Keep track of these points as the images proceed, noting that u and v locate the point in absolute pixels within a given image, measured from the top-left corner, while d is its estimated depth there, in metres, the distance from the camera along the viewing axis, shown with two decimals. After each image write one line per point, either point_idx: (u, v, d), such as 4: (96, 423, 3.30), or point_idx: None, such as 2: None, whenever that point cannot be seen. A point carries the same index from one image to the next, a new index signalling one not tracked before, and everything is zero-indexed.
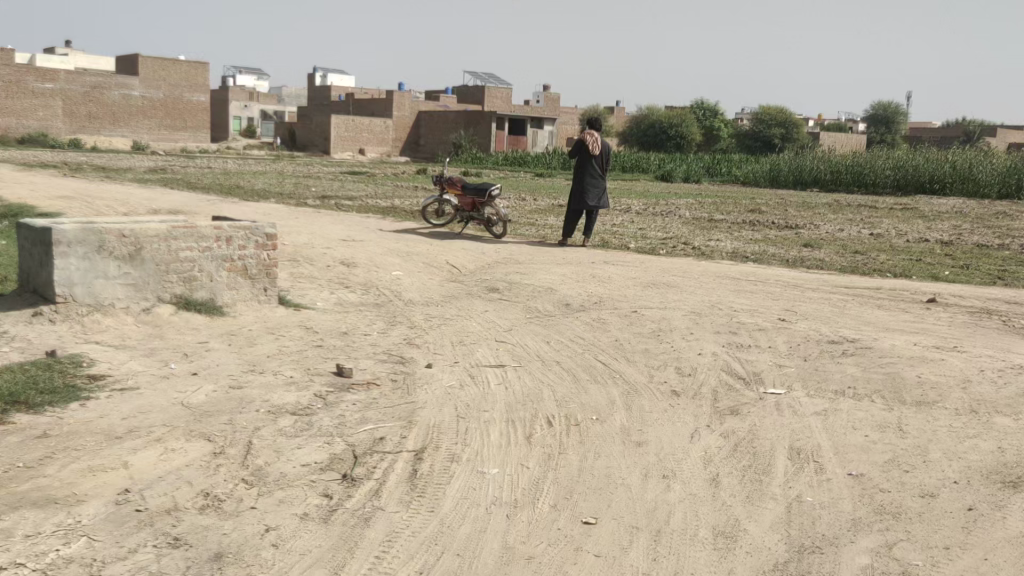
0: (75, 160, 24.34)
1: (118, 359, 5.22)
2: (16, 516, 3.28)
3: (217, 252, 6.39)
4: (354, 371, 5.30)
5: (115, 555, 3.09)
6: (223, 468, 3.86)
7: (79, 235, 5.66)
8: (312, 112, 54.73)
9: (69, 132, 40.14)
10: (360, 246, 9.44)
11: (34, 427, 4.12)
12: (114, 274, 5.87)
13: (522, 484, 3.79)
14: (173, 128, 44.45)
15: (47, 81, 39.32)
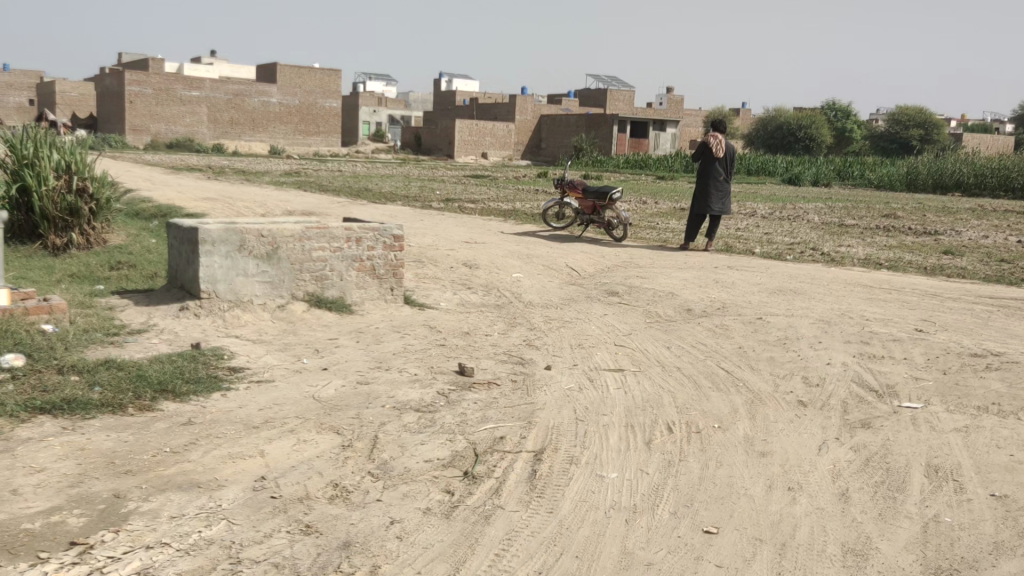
0: (219, 165, 25.74)
1: (256, 352, 5.51)
2: (164, 498, 3.52)
3: (348, 253, 6.64)
4: (476, 370, 5.40)
5: (251, 539, 3.26)
6: (351, 461, 4.01)
7: (222, 235, 6.01)
8: (436, 117, 56.02)
9: (212, 137, 42.62)
10: (483, 248, 9.60)
11: (180, 414, 4.40)
12: (253, 271, 6.19)
13: (641, 489, 3.77)
14: (306, 133, 46.48)
15: (193, 88, 41.78)
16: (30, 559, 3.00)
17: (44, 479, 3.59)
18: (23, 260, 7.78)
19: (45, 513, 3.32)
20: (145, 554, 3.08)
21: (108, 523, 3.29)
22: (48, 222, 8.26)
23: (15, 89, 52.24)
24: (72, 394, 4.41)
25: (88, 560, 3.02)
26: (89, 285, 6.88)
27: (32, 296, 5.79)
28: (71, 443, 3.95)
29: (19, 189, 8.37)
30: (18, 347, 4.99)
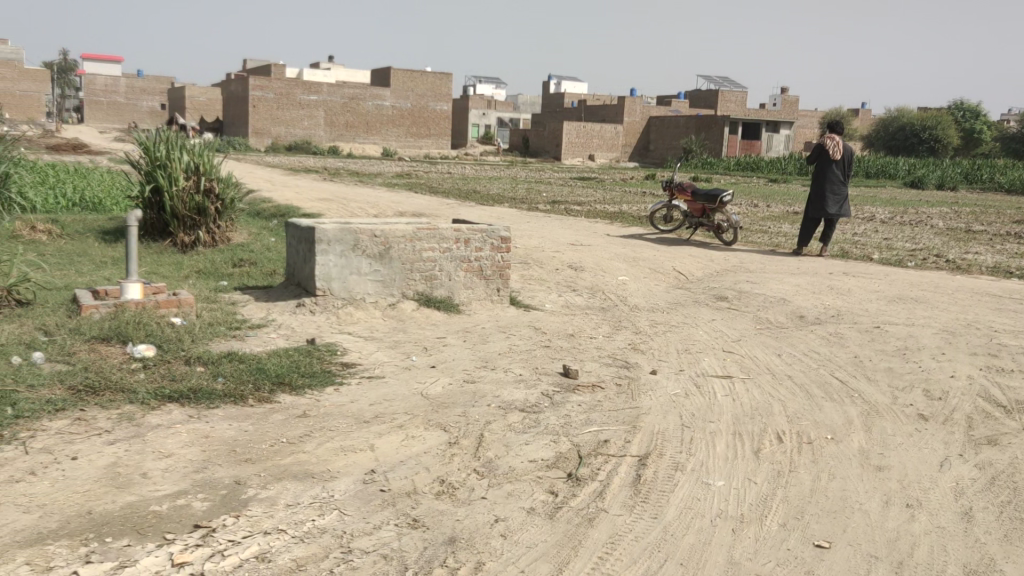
0: (336, 167, 26.62)
1: (367, 349, 5.68)
2: (280, 486, 3.68)
3: (456, 253, 6.75)
4: (580, 372, 5.40)
5: (361, 530, 3.37)
6: (457, 457, 4.09)
7: (338, 235, 6.28)
8: (544, 119, 56.30)
9: (329, 139, 44.11)
10: (589, 250, 9.58)
11: (296, 407, 4.59)
12: (365, 271, 6.41)
13: (749, 499, 3.69)
14: (418, 135, 47.20)
15: (311, 92, 43.36)
16: (158, 539, 3.18)
17: (172, 464, 3.80)
18: (155, 256, 8.25)
19: (172, 496, 3.52)
20: (263, 539, 3.23)
21: (229, 508, 3.46)
22: (178, 221, 8.74)
23: (149, 95, 55.48)
24: (197, 384, 4.66)
25: (211, 542, 3.18)
26: (214, 281, 7.24)
27: (162, 291, 6.14)
28: (197, 430, 4.17)
29: (152, 190, 8.90)
30: (150, 338, 5.30)
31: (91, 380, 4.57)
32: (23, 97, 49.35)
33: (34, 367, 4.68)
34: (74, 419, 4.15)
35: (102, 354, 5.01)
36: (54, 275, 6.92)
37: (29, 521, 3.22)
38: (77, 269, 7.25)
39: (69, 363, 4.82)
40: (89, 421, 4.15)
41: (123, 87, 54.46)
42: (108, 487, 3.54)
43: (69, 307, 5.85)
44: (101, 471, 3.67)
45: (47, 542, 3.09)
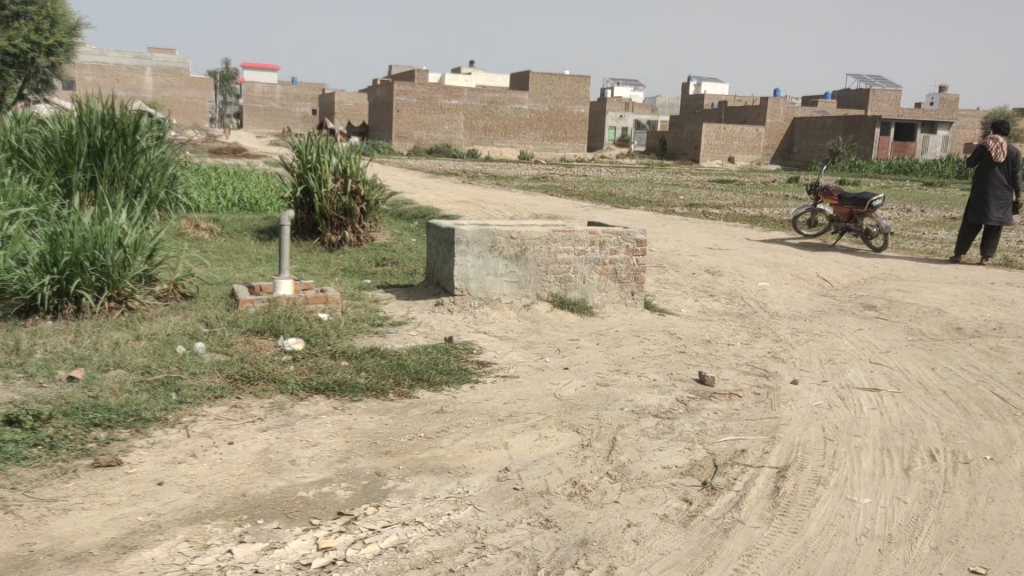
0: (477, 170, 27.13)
1: (502, 349, 5.76)
2: (418, 479, 3.79)
3: (591, 256, 6.75)
4: (717, 379, 5.29)
5: (495, 526, 3.43)
6: (590, 460, 4.09)
7: (475, 236, 6.42)
8: (682, 121, 55.42)
9: (468, 143, 44.96)
10: (728, 255, 9.36)
11: (434, 402, 4.71)
12: (502, 272, 6.52)
13: (897, 519, 3.51)
14: (555, 138, 47.41)
15: (453, 97, 44.43)
16: (304, 524, 3.34)
17: (317, 453, 3.99)
18: (305, 254, 8.68)
19: (317, 483, 3.69)
20: (401, 530, 3.34)
21: (369, 498, 3.59)
22: (326, 221, 9.16)
23: (302, 101, 58.37)
24: (342, 377, 4.87)
25: (353, 530, 3.32)
26: (358, 279, 7.54)
27: (311, 287, 6.45)
28: (341, 421, 4.36)
29: (303, 191, 9.36)
30: (299, 332, 5.58)
31: (246, 370, 4.85)
32: (191, 104, 53.00)
33: (196, 356, 5.01)
34: (230, 406, 4.42)
35: (256, 346, 5.32)
36: (214, 270, 7.40)
37: (189, 500, 3.46)
38: (235, 265, 7.72)
39: (226, 353, 5.15)
40: (244, 408, 4.41)
41: (278, 94, 57.54)
42: (260, 471, 3.76)
43: (228, 301, 6.24)
44: (253, 456, 3.89)
45: (205, 520, 3.30)
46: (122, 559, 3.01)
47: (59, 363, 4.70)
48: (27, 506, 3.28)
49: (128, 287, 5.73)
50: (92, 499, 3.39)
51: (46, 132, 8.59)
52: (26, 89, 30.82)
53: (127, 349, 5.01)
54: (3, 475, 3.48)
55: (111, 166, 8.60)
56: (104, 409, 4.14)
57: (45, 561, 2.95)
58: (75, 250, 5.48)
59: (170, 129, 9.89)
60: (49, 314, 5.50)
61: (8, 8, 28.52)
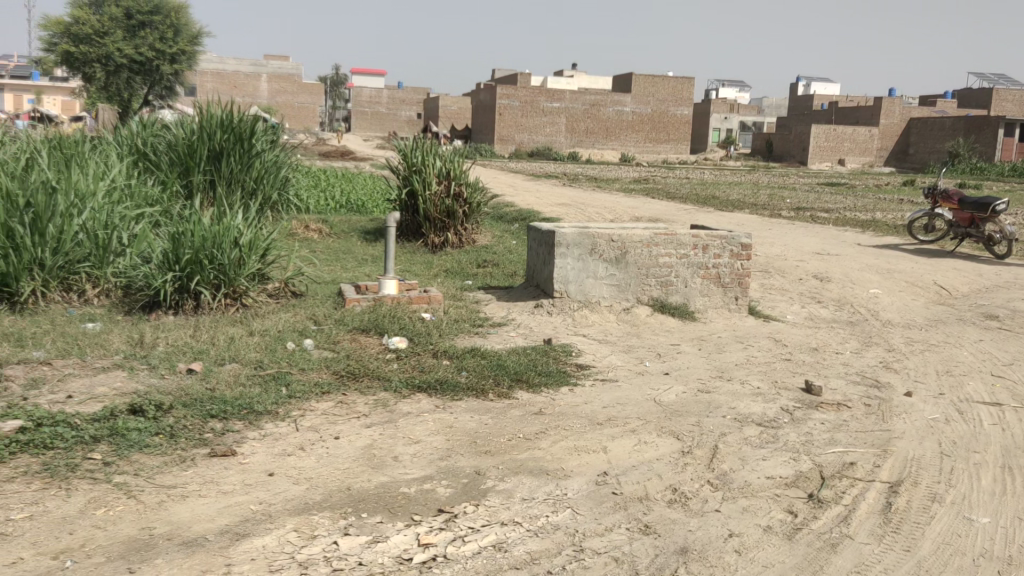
0: (578, 172, 27.05)
1: (601, 352, 5.74)
2: (517, 480, 3.81)
3: (694, 260, 6.65)
4: (824, 389, 5.12)
5: (593, 530, 3.42)
6: (690, 467, 4.03)
7: (576, 239, 6.41)
8: (789, 122, 53.93)
9: (569, 145, 44.98)
10: (838, 260, 9.06)
11: (533, 404, 4.73)
12: (602, 274, 6.50)
13: (1020, 541, 3.32)
14: (657, 140, 46.93)
15: (554, 100, 44.58)
16: (406, 519, 3.41)
17: (420, 450, 4.07)
18: (409, 255, 8.87)
19: (419, 480, 3.76)
20: (500, 530, 3.37)
21: (469, 496, 3.64)
22: (429, 223, 9.33)
23: (407, 105, 59.58)
24: (443, 377, 4.95)
25: (453, 527, 3.37)
26: (460, 280, 7.66)
27: (414, 287, 6.58)
28: (442, 420, 4.43)
29: (408, 193, 9.56)
30: (403, 331, 5.70)
31: (352, 367, 4.99)
32: (301, 109, 54.86)
33: (305, 352, 5.19)
34: (337, 401, 4.56)
35: (362, 344, 5.46)
36: (323, 269, 7.64)
37: (298, 491, 3.58)
38: (342, 265, 7.96)
39: (333, 350, 5.32)
40: (349, 404, 4.54)
41: (383, 98, 58.91)
42: (364, 466, 3.86)
43: (335, 300, 6.43)
44: (357, 451, 4.00)
45: (312, 512, 3.41)
46: (235, 546, 3.13)
47: (179, 356, 4.94)
48: (148, 491, 3.46)
49: (243, 285, 5.97)
50: (208, 487, 3.55)
51: (171, 137, 9.06)
52: (152, 96, 32.55)
53: (242, 344, 5.22)
54: (127, 461, 3.68)
55: (228, 169, 8.99)
56: (220, 401, 4.33)
57: (164, 545, 3.10)
58: (195, 249, 5.75)
59: (284, 133, 10.25)
60: (171, 309, 5.79)
61: (136, 18, 30.28)
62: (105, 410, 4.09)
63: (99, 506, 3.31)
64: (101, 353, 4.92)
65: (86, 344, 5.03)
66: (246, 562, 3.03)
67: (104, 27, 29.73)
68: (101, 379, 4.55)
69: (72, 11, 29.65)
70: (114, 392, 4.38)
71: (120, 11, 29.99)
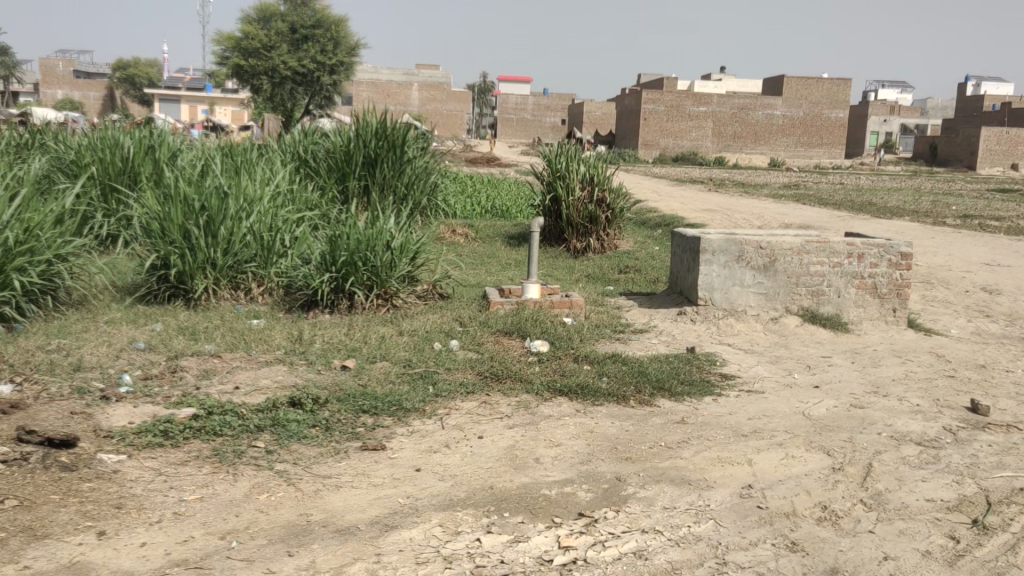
0: (726, 178, 26.33)
1: (747, 362, 5.60)
2: (658, 488, 3.78)
3: (848, 269, 6.37)
4: (992, 409, 4.79)
5: (737, 544, 3.34)
6: (842, 484, 3.87)
7: (722, 245, 6.29)
8: (955, 124, 50.65)
9: (715, 150, 44.02)
10: (1010, 272, 8.44)
11: (675, 413, 4.67)
12: (748, 282, 6.34)
13: None
14: (808, 145, 45.22)
15: (701, 104, 43.75)
16: (547, 521, 3.45)
17: (561, 453, 4.10)
18: (551, 260, 8.94)
19: (560, 483, 3.80)
20: (640, 537, 3.35)
21: (610, 502, 3.64)
22: (572, 228, 9.38)
23: (551, 111, 60.05)
24: (585, 381, 4.97)
25: (593, 532, 3.38)
26: (602, 285, 7.66)
27: (556, 292, 6.63)
28: (583, 424, 4.46)
29: (552, 199, 9.64)
30: (545, 334, 5.77)
31: (496, 369, 5.10)
32: (449, 117, 56.34)
33: (451, 353, 5.34)
34: (481, 401, 4.67)
35: (505, 346, 5.56)
36: (468, 273, 7.84)
37: (443, 487, 3.69)
38: (486, 268, 8.12)
39: (477, 351, 5.44)
40: (493, 405, 4.63)
41: (528, 104, 59.62)
42: (507, 466, 3.93)
43: (479, 302, 6.58)
44: (501, 451, 4.08)
45: (457, 508, 3.51)
46: (385, 537, 3.27)
47: (335, 353, 5.20)
48: (306, 480, 3.66)
49: (393, 287, 6.21)
50: (360, 479, 3.71)
51: (329, 144, 9.54)
52: (313, 107, 34.27)
53: (391, 342, 5.44)
54: (286, 450, 3.91)
55: (381, 175, 9.37)
56: (371, 398, 4.53)
57: (319, 531, 3.27)
58: (350, 251, 6.02)
59: (434, 139, 10.54)
60: (327, 308, 6.11)
61: (300, 32, 32.08)
62: (269, 401, 4.36)
63: (262, 491, 3.53)
64: (264, 348, 5.24)
65: (251, 338, 5.37)
66: (395, 553, 3.15)
67: (272, 41, 31.69)
68: (265, 372, 4.85)
69: (242, 26, 31.72)
70: (275, 385, 4.66)
71: (286, 26, 31.82)
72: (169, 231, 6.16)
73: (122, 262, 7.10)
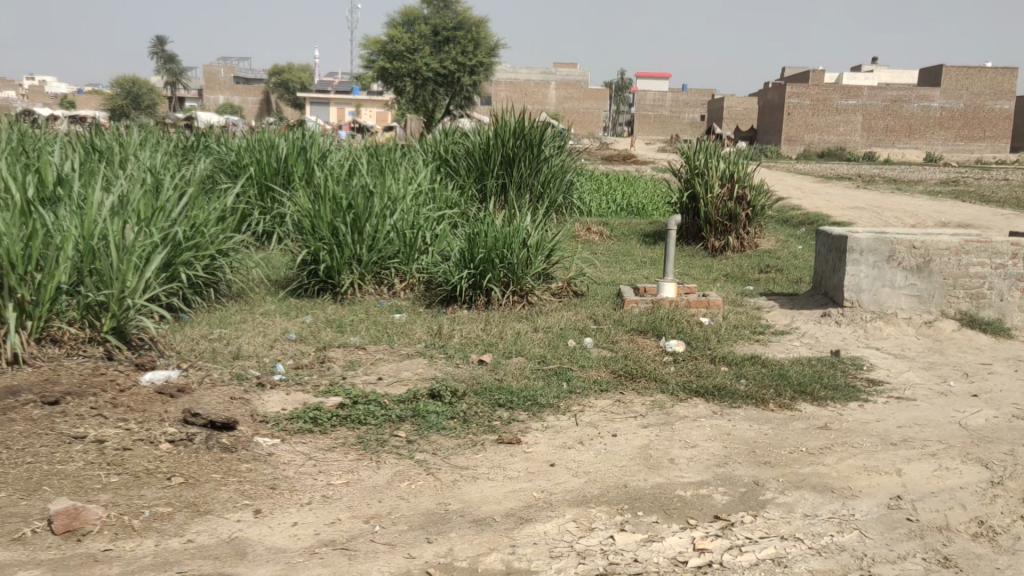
0: (878, 174, 24.96)
1: (897, 367, 5.33)
2: (799, 495, 3.67)
3: (1012, 270, 5.99)
4: None
5: (884, 556, 3.20)
6: (1001, 499, 3.63)
7: (872, 245, 6.01)
8: None
9: (865, 145, 41.90)
10: None
11: (819, 418, 4.51)
12: (900, 283, 6.03)
13: None
14: (970, 139, 42.25)
15: (851, 97, 41.86)
16: (682, 522, 3.42)
17: (697, 454, 4.05)
18: (688, 258, 8.80)
19: (695, 484, 3.74)
20: (780, 544, 3.27)
21: (747, 506, 3.56)
22: (711, 226, 9.18)
23: (689, 107, 58.90)
24: (722, 383, 4.88)
25: (730, 535, 3.32)
26: (741, 285, 7.48)
27: (693, 291, 6.52)
28: (719, 426, 4.37)
29: (690, 196, 9.49)
30: (680, 334, 5.69)
31: (630, 368, 5.08)
32: (586, 115, 56.32)
33: (585, 351, 5.36)
34: (614, 400, 4.67)
35: (640, 345, 5.53)
36: (602, 271, 7.84)
37: (577, 484, 3.71)
38: (621, 266, 8.11)
39: (612, 349, 5.44)
40: (627, 403, 4.62)
41: (666, 101, 58.64)
42: (641, 466, 3.91)
43: (614, 301, 6.56)
44: (635, 450, 4.06)
45: (591, 505, 3.53)
46: (520, 529, 3.33)
47: (473, 348, 5.33)
48: (445, 470, 3.77)
49: (529, 284, 6.29)
50: (496, 471, 3.80)
51: (468, 144, 9.76)
52: (453, 107, 35.06)
53: (527, 339, 5.51)
54: (426, 440, 4.05)
55: (519, 174, 9.50)
56: (507, 393, 4.61)
57: (457, 520, 3.37)
58: (488, 248, 6.15)
59: (571, 138, 10.58)
60: (465, 303, 6.26)
61: (442, 34, 32.91)
62: (409, 393, 4.52)
63: (403, 479, 3.67)
64: (406, 341, 5.43)
65: (394, 332, 5.57)
66: (530, 545, 3.21)
67: (415, 44, 32.74)
68: (406, 365, 5.02)
69: (388, 31, 32.94)
70: (416, 377, 4.83)
71: (429, 28, 32.68)
72: (319, 228, 6.48)
73: (277, 257, 7.52)
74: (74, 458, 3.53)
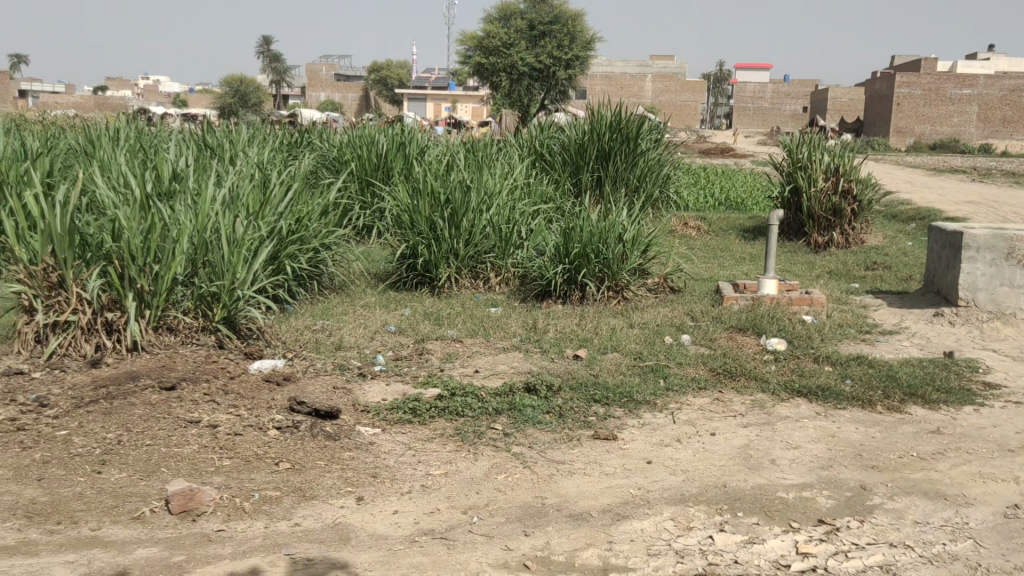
0: (996, 168, 23.67)
1: (1016, 370, 5.05)
2: (909, 501, 3.52)
3: None
4: None
5: (1000, 567, 3.05)
6: None
7: (990, 241, 5.72)
8: None
9: (980, 137, 39.75)
10: None
11: (930, 422, 4.32)
12: (1020, 282, 5.72)
13: None
14: None
15: (964, 86, 39.89)
16: (784, 525, 3.33)
17: (799, 456, 3.93)
18: (789, 254, 8.56)
19: (798, 486, 3.64)
20: (888, 550, 3.15)
21: (854, 511, 3.44)
22: (813, 221, 8.91)
23: (790, 99, 57.28)
24: (827, 383, 4.73)
25: (834, 540, 3.21)
26: (846, 282, 7.24)
27: (795, 288, 6.34)
28: (823, 428, 4.24)
29: (791, 190, 9.20)
30: (782, 332, 5.55)
31: (730, 366, 4.98)
32: (682, 108, 55.50)
33: (683, 348, 5.27)
34: (713, 398, 4.58)
35: (739, 343, 5.41)
36: (700, 267, 7.71)
37: (675, 482, 3.66)
38: (720, 262, 7.95)
39: (711, 347, 5.34)
40: (726, 402, 4.53)
41: (766, 92, 57.13)
42: (741, 466, 3.83)
43: (712, 297, 6.44)
44: (734, 450, 3.98)
45: (689, 503, 3.48)
46: (617, 525, 3.30)
47: (568, 343, 5.32)
48: (541, 464, 3.78)
49: (625, 279, 6.24)
50: (593, 467, 3.78)
51: (564, 138, 9.75)
52: (548, 101, 35.09)
53: (623, 335, 5.47)
54: (523, 434, 4.06)
55: (614, 168, 9.42)
56: (604, 388, 4.59)
57: (554, 514, 3.37)
58: (584, 243, 6.13)
59: (668, 131, 10.43)
60: (560, 298, 6.26)
61: (538, 28, 32.98)
62: (506, 386, 4.54)
63: (500, 472, 3.69)
64: (502, 335, 5.47)
65: (490, 326, 5.62)
66: (627, 542, 3.19)
67: (511, 38, 32.96)
68: (503, 358, 5.05)
69: (485, 26, 33.25)
70: (512, 370, 4.86)
71: (525, 23, 32.81)
72: (417, 222, 6.59)
73: (376, 251, 7.68)
74: (189, 441, 3.69)
